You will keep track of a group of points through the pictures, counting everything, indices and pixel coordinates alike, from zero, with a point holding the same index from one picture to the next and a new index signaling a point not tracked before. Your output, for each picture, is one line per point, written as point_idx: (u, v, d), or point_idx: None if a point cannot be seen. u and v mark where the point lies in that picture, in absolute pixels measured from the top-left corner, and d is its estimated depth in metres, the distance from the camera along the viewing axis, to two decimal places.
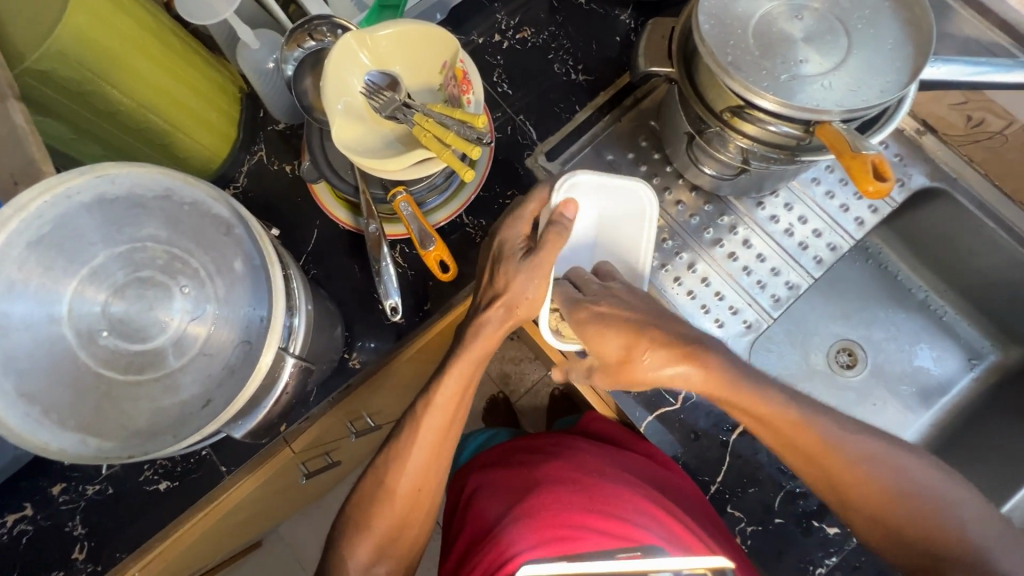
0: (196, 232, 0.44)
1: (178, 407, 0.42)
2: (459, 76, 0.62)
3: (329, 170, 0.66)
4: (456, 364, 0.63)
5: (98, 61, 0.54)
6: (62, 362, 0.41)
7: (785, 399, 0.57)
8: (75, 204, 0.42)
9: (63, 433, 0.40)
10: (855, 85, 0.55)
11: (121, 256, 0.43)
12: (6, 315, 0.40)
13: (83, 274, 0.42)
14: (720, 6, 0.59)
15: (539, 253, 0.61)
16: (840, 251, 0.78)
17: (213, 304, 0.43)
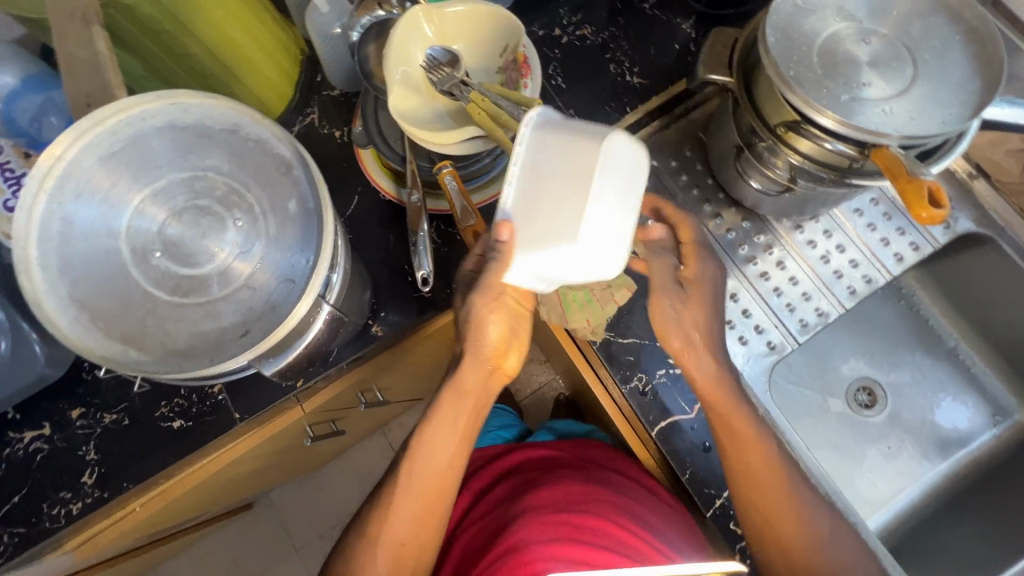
0: (256, 168, 0.45)
1: (216, 332, 0.43)
2: (519, 61, 0.64)
3: (380, 138, 0.68)
4: (432, 413, 0.64)
5: (179, 5, 0.56)
6: (114, 275, 0.43)
7: (767, 441, 0.63)
8: (149, 126, 0.43)
9: (107, 342, 0.41)
10: (917, 114, 0.54)
11: (182, 182, 0.45)
12: (69, 222, 0.42)
13: (146, 193, 0.44)
14: (787, 21, 0.59)
15: (485, 274, 0.54)
16: (876, 284, 0.77)
17: (262, 241, 0.44)
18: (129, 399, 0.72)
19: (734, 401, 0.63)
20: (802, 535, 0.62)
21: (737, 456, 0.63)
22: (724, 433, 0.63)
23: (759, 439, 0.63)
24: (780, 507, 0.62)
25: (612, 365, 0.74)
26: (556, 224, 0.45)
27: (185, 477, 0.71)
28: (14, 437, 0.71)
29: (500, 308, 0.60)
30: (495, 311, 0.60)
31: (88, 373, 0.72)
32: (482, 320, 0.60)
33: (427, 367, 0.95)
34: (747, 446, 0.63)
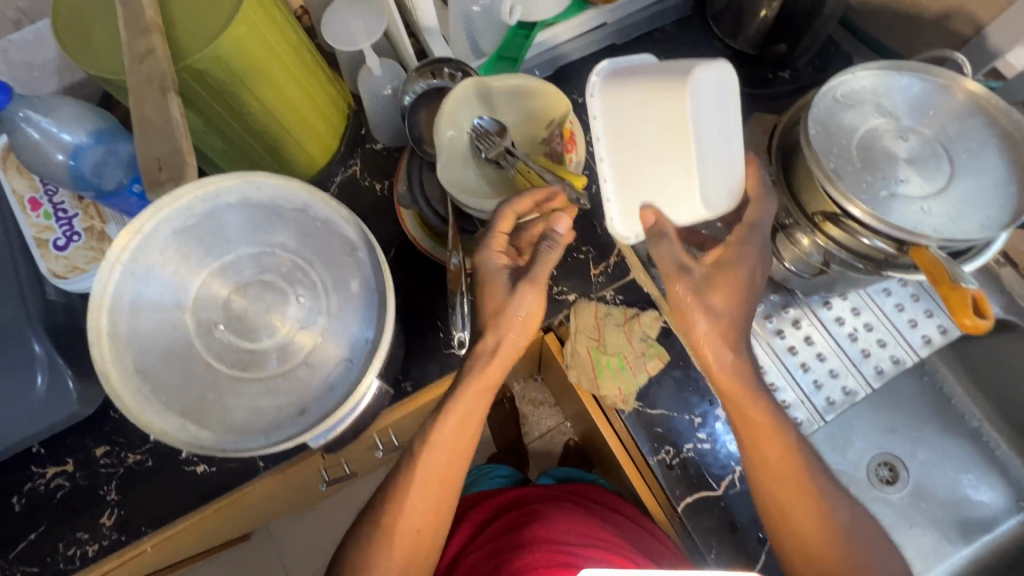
0: (321, 247, 0.47)
1: (274, 409, 0.44)
2: (565, 135, 0.65)
3: (424, 199, 0.69)
4: (454, 399, 0.61)
5: (247, 69, 0.59)
6: (178, 348, 0.44)
7: (772, 412, 0.60)
8: (222, 204, 0.45)
9: (167, 415, 0.42)
10: (956, 214, 0.56)
11: (250, 257, 0.47)
12: (140, 295, 0.43)
13: (215, 267, 0.45)
14: (827, 115, 0.61)
15: (535, 266, 0.59)
16: (904, 365, 0.77)
17: (324, 318, 0.46)
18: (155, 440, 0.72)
19: (733, 368, 0.60)
20: (792, 462, 0.60)
21: (729, 398, 0.60)
22: (729, 405, 0.61)
23: (763, 414, 0.60)
24: (789, 493, 0.60)
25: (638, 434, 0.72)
26: (660, 151, 0.52)
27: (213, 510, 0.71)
28: (37, 472, 0.71)
29: (533, 292, 0.59)
30: (525, 291, 0.59)
31: (116, 411, 0.72)
32: (518, 304, 0.59)
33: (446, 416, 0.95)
34: (746, 428, 0.60)
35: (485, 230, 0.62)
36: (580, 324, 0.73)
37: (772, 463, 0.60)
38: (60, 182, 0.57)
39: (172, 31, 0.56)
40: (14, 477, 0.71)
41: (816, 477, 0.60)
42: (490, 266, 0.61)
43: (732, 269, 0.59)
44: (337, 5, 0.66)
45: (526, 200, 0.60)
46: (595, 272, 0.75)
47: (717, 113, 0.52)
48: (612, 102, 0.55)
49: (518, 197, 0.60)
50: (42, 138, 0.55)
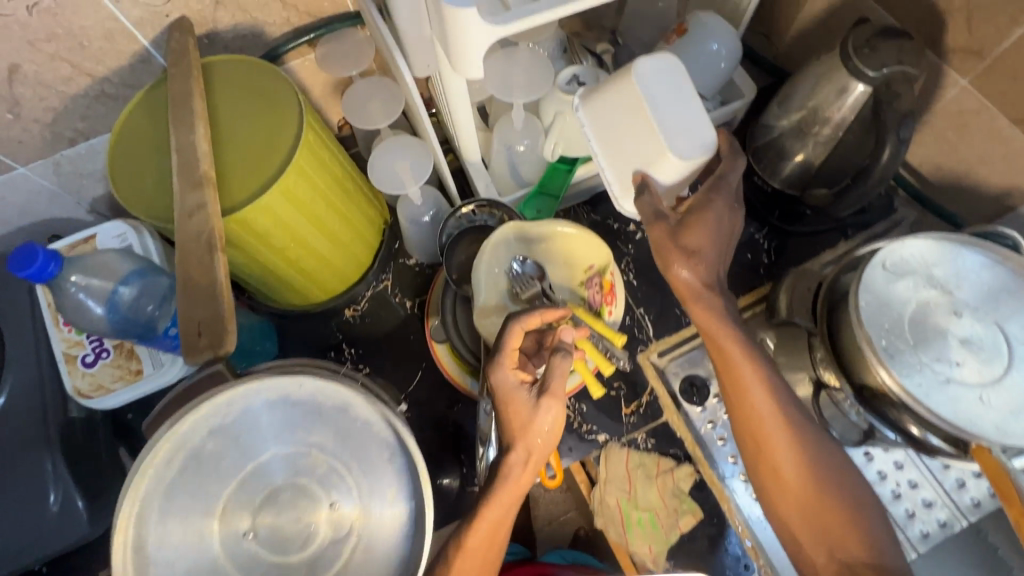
0: (359, 451, 0.45)
1: None
2: (605, 287, 0.64)
3: (457, 334, 0.68)
4: (487, 506, 0.53)
5: (290, 211, 0.60)
6: (204, 559, 0.42)
7: (763, 368, 0.57)
8: (261, 402, 0.44)
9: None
10: (1016, 406, 0.54)
11: (285, 457, 0.45)
12: (169, 502, 0.42)
13: (250, 469, 0.44)
14: (877, 286, 0.60)
15: (552, 377, 0.55)
16: (952, 531, 0.71)
17: (354, 531, 0.44)
18: None
19: (773, 413, 0.56)
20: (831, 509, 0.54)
21: (754, 436, 0.56)
22: (754, 445, 0.57)
23: (788, 444, 0.55)
24: (776, 448, 0.56)
25: None
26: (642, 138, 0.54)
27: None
28: None
29: (557, 405, 0.55)
30: (549, 405, 0.54)
31: None
32: (544, 417, 0.54)
33: None
34: (775, 456, 0.56)
35: (494, 349, 0.58)
36: (607, 472, 0.70)
37: (804, 513, 0.55)
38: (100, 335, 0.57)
39: (222, 178, 0.57)
40: None
41: (862, 516, 0.54)
42: (509, 382, 0.56)
43: (703, 211, 0.58)
44: (384, 146, 0.66)
45: (534, 317, 0.56)
46: (627, 411, 0.73)
47: (685, 106, 0.53)
48: (593, 113, 0.58)
49: (527, 313, 0.57)
50: (84, 296, 0.55)
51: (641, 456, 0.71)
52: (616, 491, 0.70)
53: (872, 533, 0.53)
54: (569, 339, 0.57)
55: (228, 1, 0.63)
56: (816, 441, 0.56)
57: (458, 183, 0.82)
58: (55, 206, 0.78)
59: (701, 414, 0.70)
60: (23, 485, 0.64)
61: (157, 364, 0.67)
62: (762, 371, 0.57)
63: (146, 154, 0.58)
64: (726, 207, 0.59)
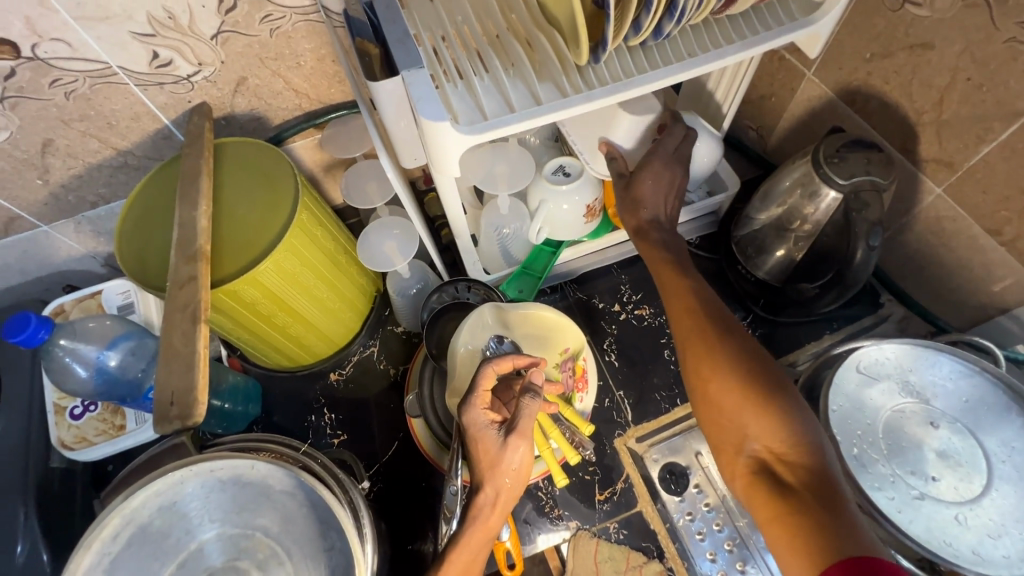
0: (302, 541, 0.45)
1: None
2: (577, 372, 0.65)
3: (432, 410, 0.69)
4: (455, 549, 0.52)
5: (278, 285, 0.63)
6: None
7: (698, 289, 0.58)
8: (213, 480, 0.44)
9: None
10: (997, 530, 0.51)
11: (230, 535, 0.46)
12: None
13: (195, 544, 0.45)
14: (849, 388, 0.59)
15: (521, 420, 0.54)
16: None
17: None
18: None
19: (709, 333, 0.54)
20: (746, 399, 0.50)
21: (686, 341, 0.55)
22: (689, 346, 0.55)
23: (716, 338, 0.53)
24: (708, 368, 0.52)
25: None
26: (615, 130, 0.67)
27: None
28: None
29: (527, 442, 0.54)
30: (517, 443, 0.53)
31: None
32: (511, 456, 0.53)
33: None
34: (704, 352, 0.53)
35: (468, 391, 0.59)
36: (574, 562, 0.68)
37: (730, 410, 0.50)
38: (84, 397, 0.59)
39: (218, 252, 0.61)
40: None
41: (790, 406, 0.49)
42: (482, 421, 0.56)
43: (644, 172, 0.64)
44: (376, 226, 0.70)
45: (507, 362, 0.58)
46: (601, 498, 0.71)
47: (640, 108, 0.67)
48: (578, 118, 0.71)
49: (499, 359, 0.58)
50: (72, 359, 0.57)
51: (611, 547, 0.69)
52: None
53: (796, 433, 0.47)
54: (539, 384, 0.57)
55: (246, 89, 0.70)
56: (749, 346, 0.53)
57: (450, 256, 0.85)
58: (70, 260, 0.83)
59: (679, 505, 0.70)
60: None
61: (141, 421, 0.70)
62: (704, 299, 0.57)
63: (151, 226, 0.62)
64: (665, 164, 0.65)
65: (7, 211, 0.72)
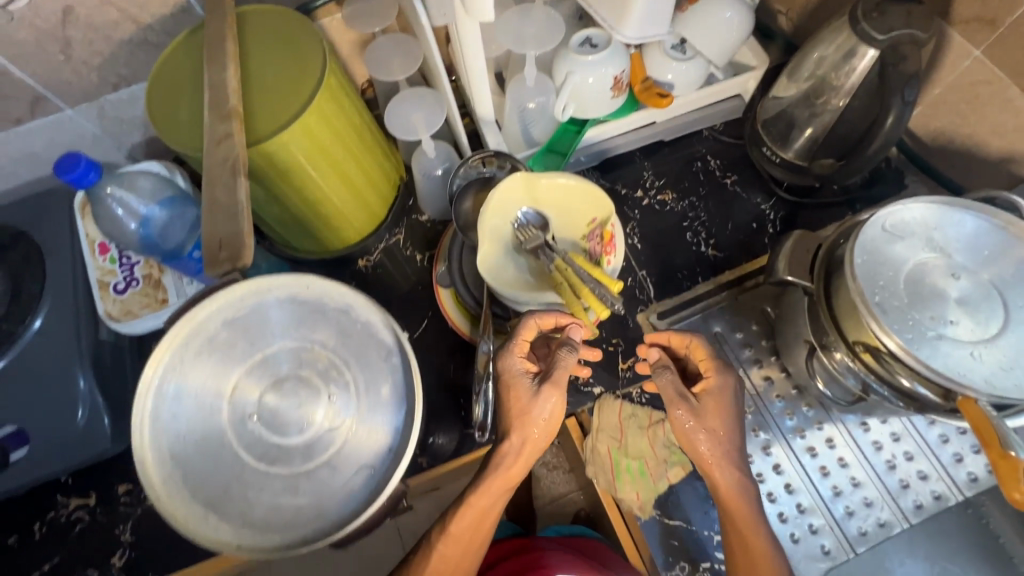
0: (359, 350, 0.47)
1: (293, 510, 0.43)
2: (605, 238, 0.66)
3: (461, 280, 0.71)
4: (476, 497, 0.59)
5: (311, 152, 0.64)
6: (212, 436, 0.44)
7: (725, 391, 0.61)
8: (272, 296, 0.46)
9: (190, 506, 0.42)
10: (1008, 364, 0.54)
11: (291, 351, 0.47)
12: (181, 384, 0.44)
13: (257, 358, 0.46)
14: (874, 245, 0.60)
15: (553, 372, 0.59)
16: (947, 504, 0.71)
17: (352, 421, 0.45)
18: None
19: (737, 478, 0.59)
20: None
21: (722, 498, 0.59)
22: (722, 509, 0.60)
23: (746, 502, 0.59)
24: (735, 509, 0.59)
25: (658, 549, 0.68)
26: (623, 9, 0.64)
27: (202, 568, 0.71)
28: (61, 502, 0.74)
29: (558, 396, 0.59)
30: (549, 396, 0.58)
31: None
32: (542, 408, 0.58)
33: (460, 490, 0.96)
34: (735, 501, 0.59)
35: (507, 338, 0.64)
36: (599, 420, 0.72)
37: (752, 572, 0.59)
38: (128, 248, 0.61)
39: (249, 114, 0.61)
40: (40, 506, 0.74)
41: None
42: (519, 370, 0.60)
43: (720, 395, 0.60)
44: (401, 96, 0.70)
45: (549, 316, 0.62)
46: (624, 367, 0.74)
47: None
48: None
49: (542, 312, 0.63)
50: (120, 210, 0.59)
51: (634, 406, 0.72)
52: (608, 438, 0.71)
53: None
54: (577, 341, 0.61)
55: None
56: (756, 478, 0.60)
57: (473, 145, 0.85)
58: (97, 151, 0.83)
59: None
60: (53, 399, 0.68)
61: (183, 293, 0.73)
62: (725, 413, 0.60)
63: (179, 92, 0.62)
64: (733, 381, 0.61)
65: (32, 90, 0.71)
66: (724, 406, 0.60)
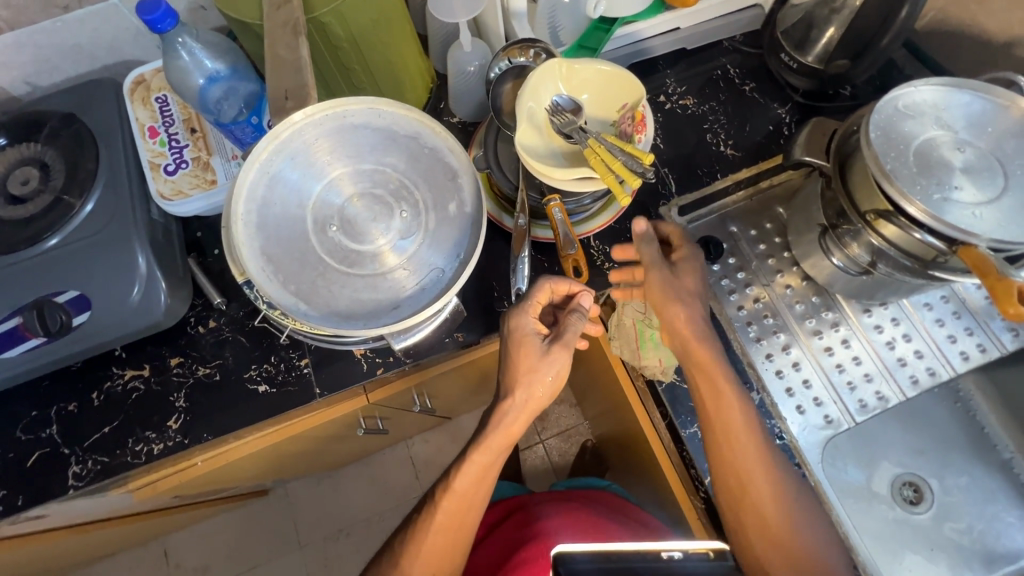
0: (426, 172, 0.61)
1: (373, 299, 0.57)
2: (637, 118, 0.72)
3: (497, 165, 0.76)
4: (479, 452, 0.69)
5: (361, 31, 0.65)
6: (298, 238, 0.57)
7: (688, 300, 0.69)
8: (348, 121, 0.59)
9: (283, 293, 0.55)
10: (1005, 221, 0.59)
11: (365, 172, 0.60)
12: (270, 189, 0.57)
13: (337, 174, 0.59)
14: (888, 122, 0.64)
15: (566, 333, 0.68)
16: (939, 378, 0.79)
17: (421, 230, 0.59)
18: (224, 357, 0.79)
19: (720, 387, 0.68)
20: (749, 479, 0.66)
21: (712, 401, 0.68)
22: (700, 375, 0.69)
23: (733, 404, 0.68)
24: (721, 411, 0.68)
25: (673, 408, 0.78)
26: None
27: (214, 456, 0.79)
28: (117, 373, 0.78)
29: (564, 358, 0.68)
30: (557, 357, 0.68)
31: (192, 327, 0.80)
32: (548, 367, 0.68)
33: (478, 382, 1.05)
34: (721, 402, 0.68)
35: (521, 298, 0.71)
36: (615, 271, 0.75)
37: (742, 473, 0.67)
38: (188, 100, 0.65)
39: None
40: (96, 376, 0.78)
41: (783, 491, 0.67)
42: (531, 328, 0.69)
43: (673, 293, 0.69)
44: None
45: (564, 286, 0.69)
46: None
47: None
48: None
49: (557, 278, 0.70)
50: (189, 62, 0.62)
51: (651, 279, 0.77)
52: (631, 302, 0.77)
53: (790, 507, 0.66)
54: (586, 308, 0.69)
55: None
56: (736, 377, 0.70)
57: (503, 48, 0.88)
58: (137, 47, 0.86)
59: (716, 271, 0.83)
60: (112, 268, 0.72)
61: (231, 176, 0.77)
62: (693, 321, 0.69)
63: None
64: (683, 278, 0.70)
65: None
66: (683, 306, 0.69)
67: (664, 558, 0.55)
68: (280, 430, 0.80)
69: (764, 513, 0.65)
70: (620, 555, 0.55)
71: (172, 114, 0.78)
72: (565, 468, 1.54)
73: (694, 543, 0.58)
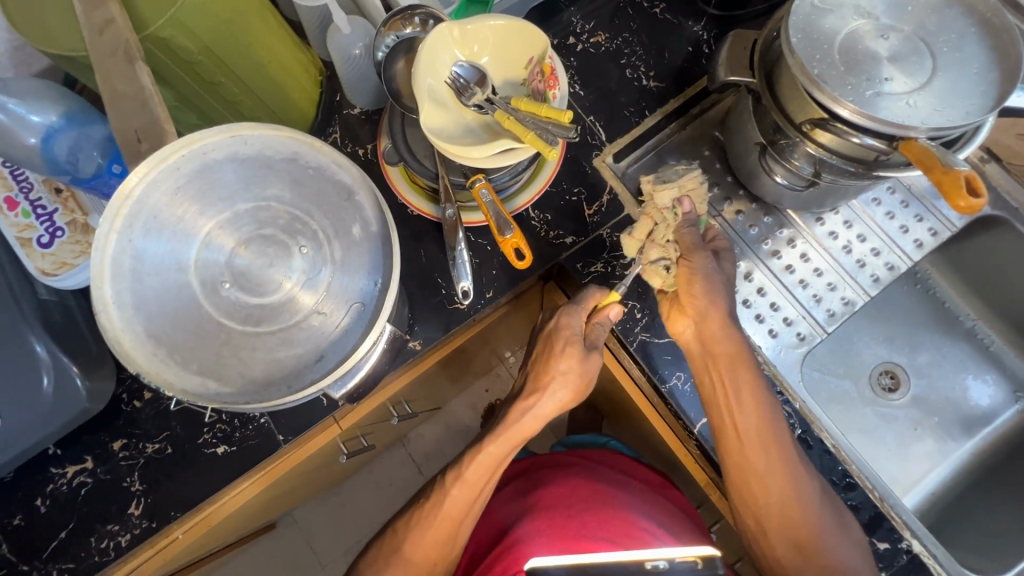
0: (315, 195, 0.56)
1: (292, 357, 0.53)
2: (546, 72, 0.65)
3: (410, 154, 0.70)
4: (494, 444, 0.69)
5: (217, 41, 0.56)
6: (186, 306, 0.52)
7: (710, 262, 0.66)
8: (209, 158, 0.53)
9: (187, 374, 0.51)
10: (940, 106, 0.56)
11: (248, 213, 0.55)
12: (139, 259, 0.51)
13: (214, 223, 0.54)
14: (807, 21, 0.60)
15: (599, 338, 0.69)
16: (898, 271, 0.80)
17: (329, 265, 0.54)
18: (171, 427, 0.72)
19: (707, 299, 0.65)
20: (748, 397, 0.65)
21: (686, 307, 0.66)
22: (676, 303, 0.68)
23: (717, 318, 0.65)
24: (699, 321, 0.66)
25: (649, 365, 0.74)
26: None
27: (194, 525, 0.73)
28: (57, 473, 0.71)
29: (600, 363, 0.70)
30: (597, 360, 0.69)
31: (127, 405, 0.72)
32: (586, 369, 0.69)
33: (452, 377, 1.01)
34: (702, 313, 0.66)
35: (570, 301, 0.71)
36: (654, 214, 0.71)
37: (733, 392, 0.65)
38: (29, 162, 0.55)
39: None
40: (35, 481, 0.71)
41: (773, 424, 0.65)
42: (576, 330, 0.69)
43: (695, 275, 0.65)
44: None
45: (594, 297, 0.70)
46: (590, 213, 0.75)
47: None
48: None
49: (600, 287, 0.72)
50: (9, 122, 0.53)
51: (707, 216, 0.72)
52: (668, 233, 0.69)
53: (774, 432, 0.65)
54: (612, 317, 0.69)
55: None
56: (774, 402, 0.67)
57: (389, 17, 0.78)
58: None
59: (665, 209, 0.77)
60: (11, 368, 0.64)
61: None
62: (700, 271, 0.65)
63: None
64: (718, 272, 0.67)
65: None
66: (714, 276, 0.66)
67: (648, 568, 0.55)
68: (275, 469, 0.74)
69: (800, 538, 0.64)
70: (596, 568, 0.56)
71: (28, 177, 0.68)
72: (561, 428, 1.53)
73: (680, 551, 0.56)
